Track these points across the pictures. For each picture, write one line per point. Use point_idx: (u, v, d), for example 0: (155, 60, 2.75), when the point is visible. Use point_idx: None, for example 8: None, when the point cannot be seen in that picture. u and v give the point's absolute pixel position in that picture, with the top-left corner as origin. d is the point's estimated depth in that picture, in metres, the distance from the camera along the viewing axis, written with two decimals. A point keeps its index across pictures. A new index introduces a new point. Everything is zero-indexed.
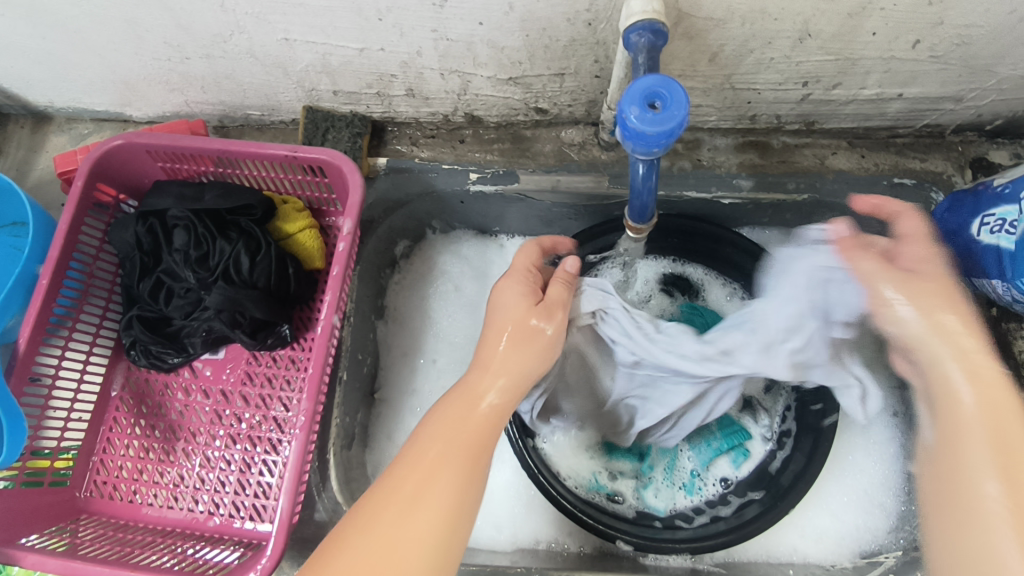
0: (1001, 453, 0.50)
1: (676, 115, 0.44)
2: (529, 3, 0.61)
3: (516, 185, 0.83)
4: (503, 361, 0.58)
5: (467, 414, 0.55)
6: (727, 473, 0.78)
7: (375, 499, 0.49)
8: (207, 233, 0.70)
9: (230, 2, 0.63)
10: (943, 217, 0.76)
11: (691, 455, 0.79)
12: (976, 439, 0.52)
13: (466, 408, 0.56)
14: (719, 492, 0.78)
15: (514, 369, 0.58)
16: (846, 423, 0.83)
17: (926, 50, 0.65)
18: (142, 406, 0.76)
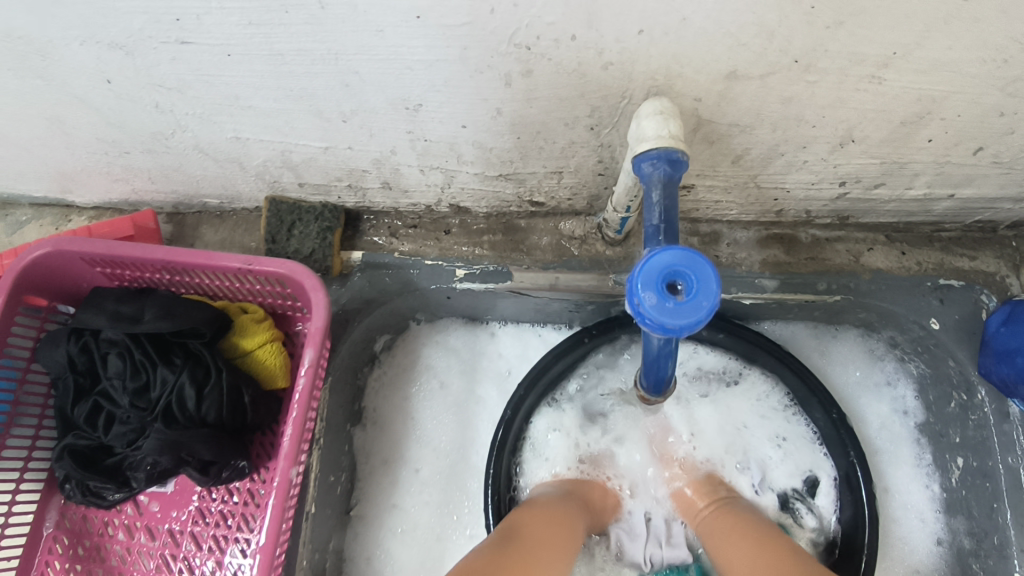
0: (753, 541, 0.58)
1: (703, 308, 0.34)
2: (519, 109, 0.51)
3: (510, 282, 0.73)
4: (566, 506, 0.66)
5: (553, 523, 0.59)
6: None
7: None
8: (147, 360, 0.60)
9: (166, 103, 0.54)
10: (999, 332, 0.66)
11: None
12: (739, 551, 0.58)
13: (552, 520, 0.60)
14: None
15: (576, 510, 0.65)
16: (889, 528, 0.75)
17: (989, 156, 0.55)
18: (78, 547, 0.67)
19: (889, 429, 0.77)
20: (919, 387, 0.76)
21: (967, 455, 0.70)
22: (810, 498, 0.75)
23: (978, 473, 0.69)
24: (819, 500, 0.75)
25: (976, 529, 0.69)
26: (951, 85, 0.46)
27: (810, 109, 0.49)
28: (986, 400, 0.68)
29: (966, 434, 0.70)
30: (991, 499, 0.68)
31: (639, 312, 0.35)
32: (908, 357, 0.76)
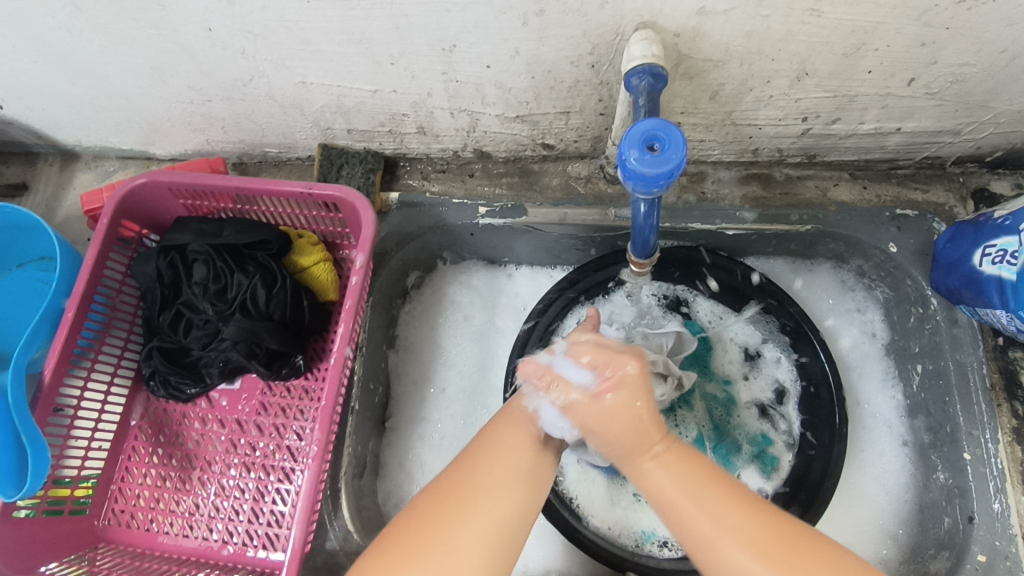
0: (678, 481, 0.52)
1: (672, 160, 0.46)
2: (534, 48, 0.64)
3: (524, 218, 0.84)
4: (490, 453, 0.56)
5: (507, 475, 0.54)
6: (759, 483, 0.81)
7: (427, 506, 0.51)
8: (226, 267, 0.73)
9: (250, 49, 0.67)
10: (945, 247, 0.77)
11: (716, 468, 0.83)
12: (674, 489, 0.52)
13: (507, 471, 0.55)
14: None
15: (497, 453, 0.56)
16: (859, 435, 0.85)
17: (921, 87, 0.67)
18: (160, 435, 0.78)
19: (859, 348, 0.88)
20: (884, 309, 0.87)
21: (925, 360, 0.80)
22: (782, 406, 0.85)
23: (934, 374, 0.79)
24: (788, 409, 0.84)
25: (934, 423, 0.79)
26: (876, 17, 0.58)
27: (767, 43, 0.61)
28: (939, 310, 0.78)
29: (923, 341, 0.80)
30: (944, 394, 0.77)
31: (624, 164, 0.48)
32: (875, 284, 0.86)
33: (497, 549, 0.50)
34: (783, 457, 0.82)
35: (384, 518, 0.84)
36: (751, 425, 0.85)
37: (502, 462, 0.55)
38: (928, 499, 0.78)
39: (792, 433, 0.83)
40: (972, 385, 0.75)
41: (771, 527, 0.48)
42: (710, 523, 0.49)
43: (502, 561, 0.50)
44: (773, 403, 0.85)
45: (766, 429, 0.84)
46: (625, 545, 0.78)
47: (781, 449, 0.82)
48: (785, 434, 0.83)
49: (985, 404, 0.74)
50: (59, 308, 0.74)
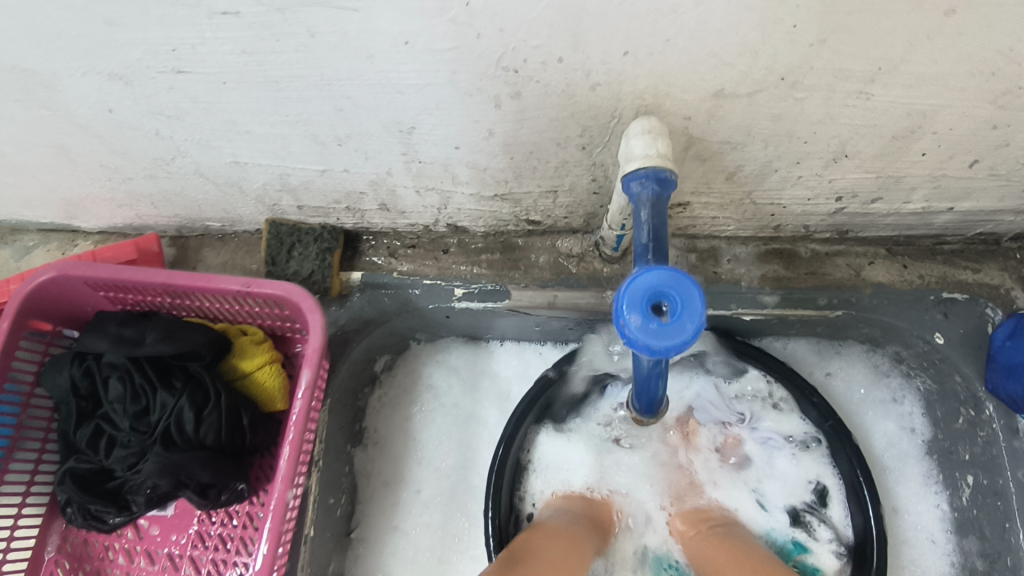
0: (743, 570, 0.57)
1: (684, 331, 0.34)
2: (510, 130, 0.52)
3: (507, 302, 0.73)
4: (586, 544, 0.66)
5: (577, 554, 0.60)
6: None
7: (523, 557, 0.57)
8: (147, 384, 0.61)
9: (165, 130, 0.55)
10: (1005, 346, 0.65)
11: None
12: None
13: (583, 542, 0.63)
14: None
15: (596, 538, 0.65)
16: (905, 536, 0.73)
17: (986, 169, 0.55)
18: (79, 572, 0.67)
19: (896, 447, 0.76)
20: (926, 404, 0.75)
21: (978, 473, 0.69)
22: (822, 509, 0.73)
23: (989, 492, 0.67)
24: (831, 510, 0.72)
25: (989, 550, 0.67)
26: (940, 99, 0.45)
27: (800, 125, 0.49)
28: (996, 417, 0.67)
29: (976, 450, 0.69)
30: (1002, 519, 0.66)
31: (623, 332, 0.35)
32: (914, 373, 0.74)
33: None
34: (825, 569, 0.70)
35: None
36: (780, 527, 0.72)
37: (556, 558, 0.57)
38: None
39: (840, 539, 0.71)
40: None
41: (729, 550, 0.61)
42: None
43: None
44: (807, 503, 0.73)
45: (797, 533, 0.72)
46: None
47: (823, 557, 0.71)
48: (825, 541, 0.71)
49: None
50: None
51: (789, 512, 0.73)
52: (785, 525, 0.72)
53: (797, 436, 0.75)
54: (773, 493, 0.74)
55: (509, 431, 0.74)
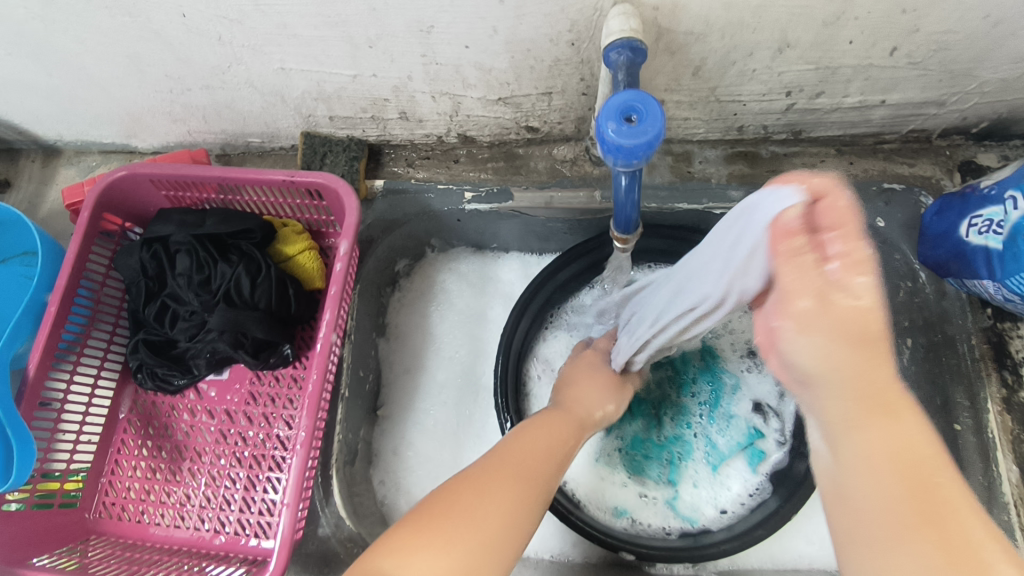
0: (901, 473, 0.37)
1: (650, 131, 0.46)
2: (512, 25, 0.63)
3: (511, 203, 0.84)
4: (512, 456, 0.58)
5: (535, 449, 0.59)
6: (744, 476, 0.79)
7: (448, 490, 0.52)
8: (209, 257, 0.73)
9: (227, 35, 0.66)
10: (932, 220, 0.76)
11: (704, 454, 0.82)
12: (887, 478, 0.37)
13: (541, 442, 0.61)
14: (746, 491, 0.79)
15: (511, 469, 0.55)
16: None
17: (904, 57, 0.67)
18: (149, 427, 0.78)
19: None
20: None
21: None
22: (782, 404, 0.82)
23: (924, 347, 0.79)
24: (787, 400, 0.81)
25: None
26: None
27: (747, 14, 0.61)
28: (928, 282, 0.79)
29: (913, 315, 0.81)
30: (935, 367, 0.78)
31: (602, 137, 0.47)
32: None
33: (506, 540, 0.50)
34: (770, 452, 0.80)
35: (379, 505, 0.84)
36: (741, 415, 0.82)
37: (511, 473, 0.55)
38: None
39: (785, 433, 0.80)
40: (962, 355, 0.76)
41: (877, 386, 0.39)
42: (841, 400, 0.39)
43: (503, 550, 0.50)
44: (773, 398, 0.82)
45: (756, 421, 0.81)
46: (599, 517, 0.80)
47: (771, 444, 0.80)
48: (775, 432, 0.80)
49: (974, 373, 0.75)
50: (40, 303, 0.73)
51: (754, 403, 0.83)
52: (747, 411, 0.82)
53: None
54: (746, 386, 0.84)
55: (524, 300, 0.86)
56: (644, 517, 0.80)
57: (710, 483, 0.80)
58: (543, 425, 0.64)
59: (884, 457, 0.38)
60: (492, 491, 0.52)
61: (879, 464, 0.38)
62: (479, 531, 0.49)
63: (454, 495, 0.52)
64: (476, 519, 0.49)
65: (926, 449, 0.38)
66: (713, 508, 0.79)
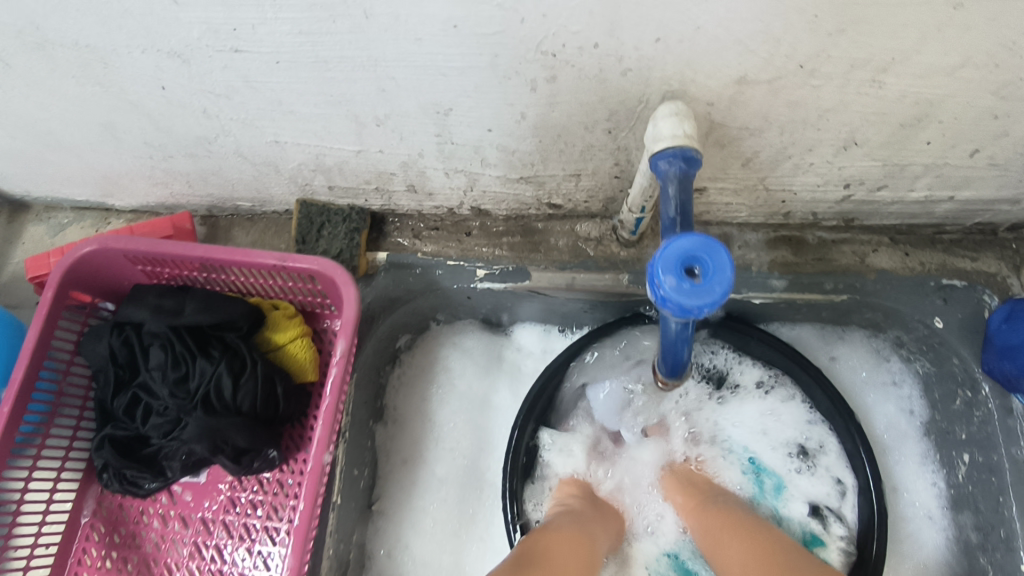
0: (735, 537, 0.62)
1: (718, 291, 0.38)
2: (542, 113, 0.55)
3: (527, 283, 0.76)
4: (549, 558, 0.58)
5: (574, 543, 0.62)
6: None
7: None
8: (187, 352, 0.63)
9: (213, 109, 0.57)
10: (1000, 329, 0.68)
11: None
12: (722, 540, 0.63)
13: (575, 540, 0.63)
14: None
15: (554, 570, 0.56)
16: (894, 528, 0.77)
17: (985, 158, 0.58)
18: (115, 535, 0.69)
19: (895, 428, 0.80)
20: (924, 386, 0.78)
21: (973, 450, 0.72)
22: (839, 509, 0.76)
23: (984, 468, 0.71)
24: (844, 507, 0.76)
25: (984, 524, 0.71)
26: (946, 90, 0.49)
27: (815, 113, 0.52)
28: (992, 396, 0.70)
29: (972, 429, 0.72)
30: (997, 493, 0.70)
31: (658, 293, 0.38)
32: (914, 357, 0.78)
33: None
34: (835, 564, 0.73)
35: None
36: (796, 520, 0.76)
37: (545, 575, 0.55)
38: None
39: (850, 539, 0.74)
40: None
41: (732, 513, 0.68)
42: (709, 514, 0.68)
43: None
44: (828, 501, 0.76)
45: (813, 527, 0.76)
46: None
47: (833, 553, 0.73)
48: (838, 538, 0.74)
49: None
50: None
51: (809, 505, 0.77)
52: (802, 515, 0.76)
53: (810, 435, 0.79)
54: (795, 489, 0.78)
55: (531, 397, 0.77)
56: None
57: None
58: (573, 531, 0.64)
59: (699, 526, 0.68)
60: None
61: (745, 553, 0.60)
62: None
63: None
64: None
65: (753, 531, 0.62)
66: None
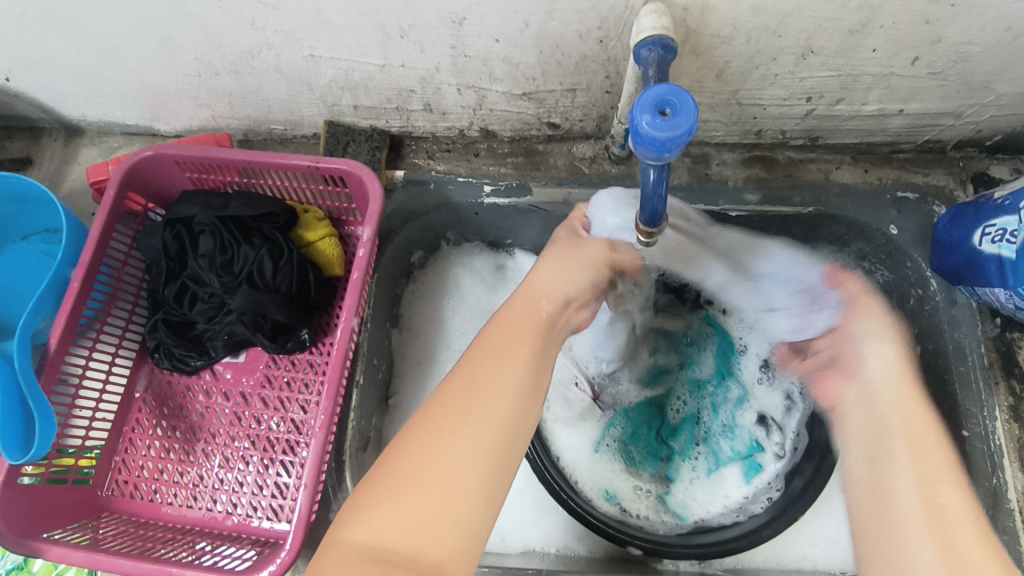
0: (918, 457, 0.49)
1: (684, 125, 0.47)
2: (543, 20, 0.64)
3: (528, 198, 0.85)
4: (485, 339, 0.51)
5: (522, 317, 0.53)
6: (736, 483, 0.78)
7: (435, 406, 0.46)
8: (233, 239, 0.73)
9: (260, 20, 0.67)
10: (946, 227, 0.77)
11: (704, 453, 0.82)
12: (899, 452, 0.50)
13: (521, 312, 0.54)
14: (744, 498, 0.77)
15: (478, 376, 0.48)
16: None
17: (925, 66, 0.68)
18: (164, 408, 0.78)
19: None
20: None
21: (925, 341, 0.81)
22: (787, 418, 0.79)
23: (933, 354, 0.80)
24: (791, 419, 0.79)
25: None
26: None
27: (775, 18, 0.62)
28: (939, 290, 0.79)
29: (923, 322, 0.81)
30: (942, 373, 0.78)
31: (635, 129, 0.48)
32: (874, 267, 0.85)
33: (498, 468, 0.45)
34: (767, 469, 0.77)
35: None
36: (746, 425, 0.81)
37: (456, 401, 0.46)
38: None
39: (786, 447, 0.77)
40: (971, 364, 0.77)
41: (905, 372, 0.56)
42: (894, 441, 0.50)
43: (502, 467, 0.45)
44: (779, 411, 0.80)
45: (757, 433, 0.80)
46: (589, 499, 0.80)
47: (768, 458, 0.78)
48: (774, 445, 0.78)
49: (983, 381, 0.76)
50: (63, 279, 0.74)
51: (759, 414, 0.80)
52: (752, 423, 0.81)
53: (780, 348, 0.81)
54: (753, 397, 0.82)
55: None
56: (635, 509, 0.79)
57: (705, 485, 0.80)
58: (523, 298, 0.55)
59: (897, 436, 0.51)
60: (441, 415, 0.45)
61: (907, 461, 0.49)
62: (456, 453, 0.44)
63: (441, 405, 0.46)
64: (471, 426, 0.45)
65: (934, 451, 0.50)
66: (706, 508, 0.78)
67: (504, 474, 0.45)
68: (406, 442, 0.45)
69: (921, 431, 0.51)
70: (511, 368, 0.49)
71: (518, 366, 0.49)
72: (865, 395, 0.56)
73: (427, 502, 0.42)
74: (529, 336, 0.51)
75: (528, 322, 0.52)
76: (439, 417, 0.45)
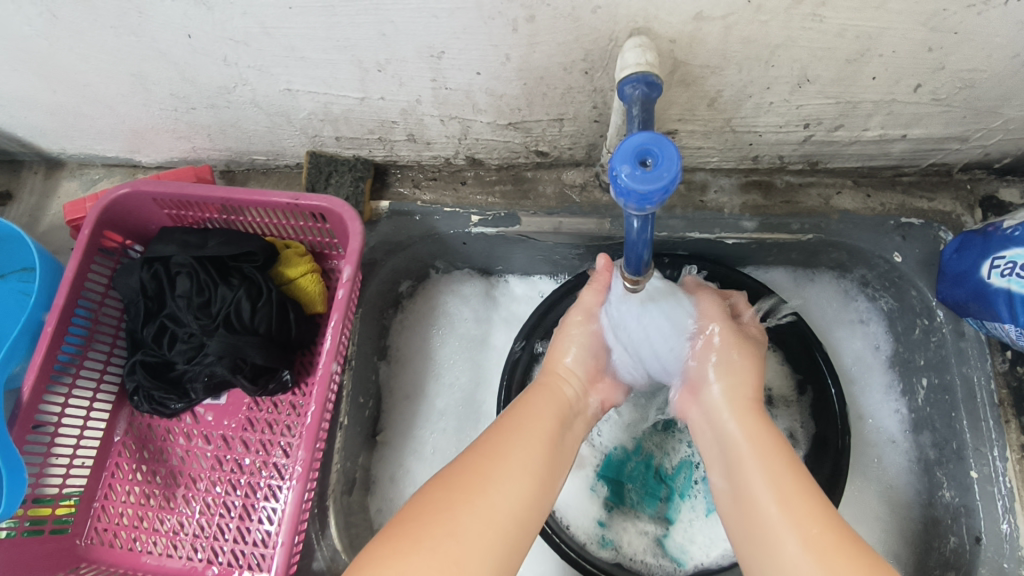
0: (785, 507, 0.51)
1: (665, 176, 0.44)
2: (525, 54, 0.61)
3: (517, 228, 0.81)
4: (512, 415, 0.60)
5: (550, 399, 0.63)
6: None
7: (453, 473, 0.52)
8: (210, 280, 0.71)
9: (233, 56, 0.64)
10: (952, 258, 0.74)
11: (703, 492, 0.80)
12: (767, 496, 0.52)
13: (547, 392, 0.64)
14: None
15: (508, 452, 0.55)
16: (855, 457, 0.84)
17: (928, 93, 0.65)
18: (144, 451, 0.77)
19: (862, 362, 0.86)
20: (888, 320, 0.84)
21: (931, 374, 0.78)
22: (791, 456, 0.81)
23: (940, 389, 0.77)
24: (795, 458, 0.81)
25: (940, 440, 0.77)
26: (879, 22, 0.55)
27: (767, 49, 0.59)
28: (946, 322, 0.76)
29: (929, 354, 0.78)
30: (950, 409, 0.75)
31: (616, 181, 0.45)
32: (879, 294, 0.84)
33: (510, 551, 0.49)
34: None
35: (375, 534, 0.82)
36: None
37: (505, 453, 0.55)
38: (932, 516, 0.76)
39: None
40: (978, 401, 0.72)
41: (756, 411, 0.60)
42: (781, 482, 0.52)
43: (519, 544, 0.51)
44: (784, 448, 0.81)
45: None
46: (584, 543, 0.77)
47: None
48: None
49: (993, 419, 0.71)
50: (37, 322, 0.72)
51: None
52: None
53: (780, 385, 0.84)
54: None
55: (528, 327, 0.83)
56: (633, 552, 0.77)
57: (705, 527, 0.77)
58: (544, 385, 0.65)
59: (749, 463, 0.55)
60: (484, 478, 0.52)
61: (783, 513, 0.50)
62: (466, 542, 0.47)
63: (463, 471, 0.52)
64: (486, 503, 0.50)
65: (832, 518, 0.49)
66: (706, 552, 0.76)
67: (522, 541, 0.51)
68: (418, 502, 0.50)
69: (756, 469, 0.54)
70: (535, 455, 0.56)
71: (539, 450, 0.57)
72: (726, 420, 0.60)
73: (434, 564, 0.45)
74: (552, 416, 0.61)
75: (553, 408, 0.62)
76: (447, 487, 0.51)
